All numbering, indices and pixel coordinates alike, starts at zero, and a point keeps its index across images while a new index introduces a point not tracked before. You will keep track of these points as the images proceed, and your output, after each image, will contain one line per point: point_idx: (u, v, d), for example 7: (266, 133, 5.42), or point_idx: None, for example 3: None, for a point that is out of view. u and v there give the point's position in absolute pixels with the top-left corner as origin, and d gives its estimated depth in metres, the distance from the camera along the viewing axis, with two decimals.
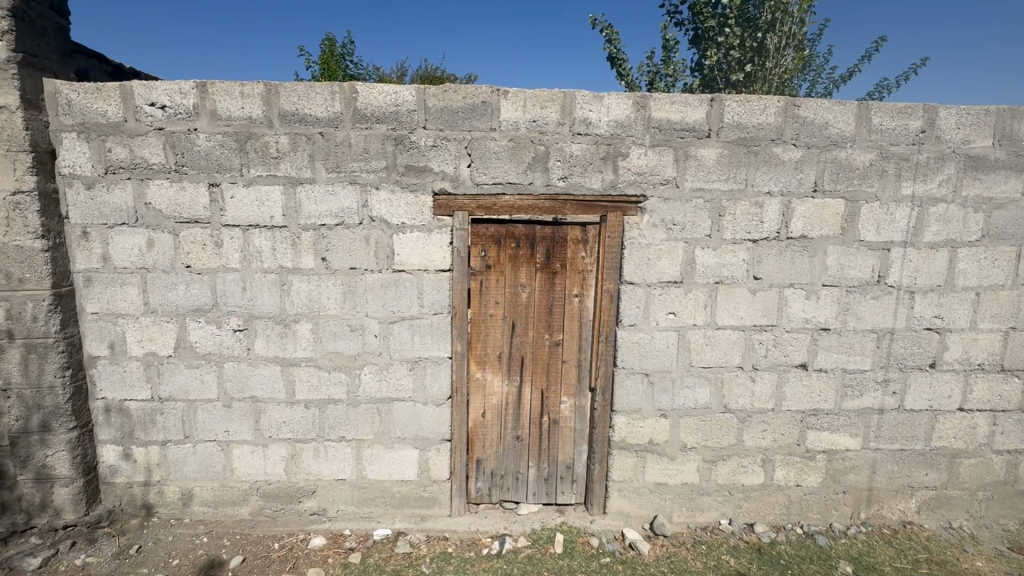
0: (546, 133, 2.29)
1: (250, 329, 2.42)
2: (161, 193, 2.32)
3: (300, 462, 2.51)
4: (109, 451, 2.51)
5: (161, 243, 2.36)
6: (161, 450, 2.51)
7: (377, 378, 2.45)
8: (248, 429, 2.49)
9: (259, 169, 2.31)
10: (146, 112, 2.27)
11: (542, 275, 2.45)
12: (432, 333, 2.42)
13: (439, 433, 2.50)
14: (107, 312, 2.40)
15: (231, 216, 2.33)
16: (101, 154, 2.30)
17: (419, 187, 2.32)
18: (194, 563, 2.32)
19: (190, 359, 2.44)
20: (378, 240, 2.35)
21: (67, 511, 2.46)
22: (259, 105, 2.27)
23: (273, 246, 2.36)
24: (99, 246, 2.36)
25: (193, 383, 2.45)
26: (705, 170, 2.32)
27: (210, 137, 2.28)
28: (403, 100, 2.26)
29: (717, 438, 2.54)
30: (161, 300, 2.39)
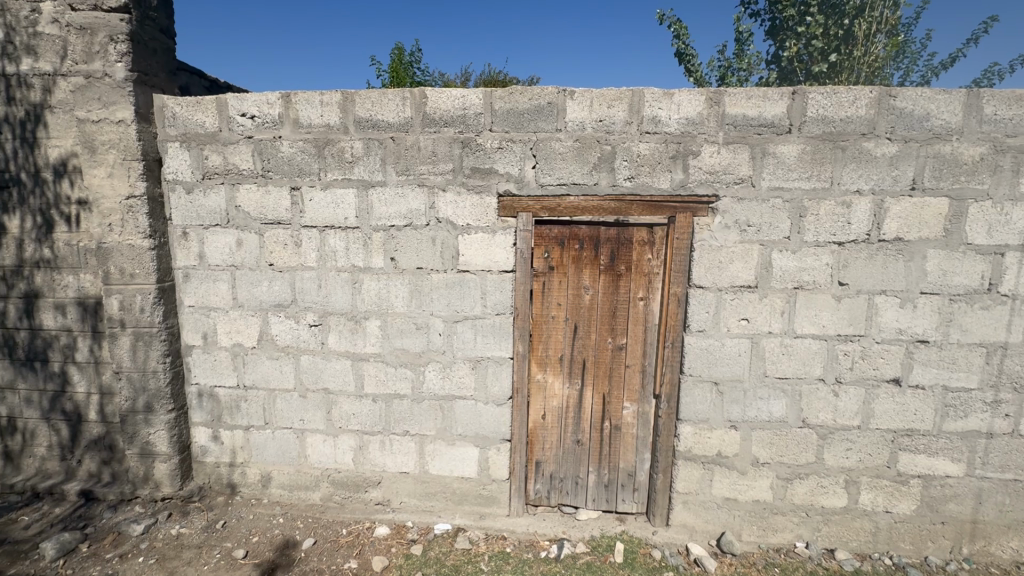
0: (612, 132, 2.24)
1: (324, 325, 2.55)
2: (249, 197, 2.51)
3: (367, 453, 2.62)
4: (200, 433, 2.75)
5: (249, 243, 2.55)
6: (244, 435, 2.71)
7: (441, 376, 2.51)
8: (321, 419, 2.63)
9: (336, 173, 2.44)
10: (238, 122, 2.47)
11: (606, 277, 2.41)
12: (494, 333, 2.45)
13: (499, 433, 2.52)
14: (202, 305, 2.63)
15: (310, 217, 2.48)
16: (199, 162, 2.53)
17: (484, 188, 2.36)
18: (272, 542, 2.48)
19: (271, 351, 2.62)
20: (444, 241, 2.41)
21: (165, 485, 2.72)
22: (336, 113, 2.39)
23: (347, 246, 2.48)
24: (196, 245, 2.59)
25: (273, 373, 2.63)
26: (785, 167, 2.18)
27: (293, 144, 2.45)
28: (470, 104, 2.30)
29: (793, 454, 2.37)
30: (247, 295, 2.59)
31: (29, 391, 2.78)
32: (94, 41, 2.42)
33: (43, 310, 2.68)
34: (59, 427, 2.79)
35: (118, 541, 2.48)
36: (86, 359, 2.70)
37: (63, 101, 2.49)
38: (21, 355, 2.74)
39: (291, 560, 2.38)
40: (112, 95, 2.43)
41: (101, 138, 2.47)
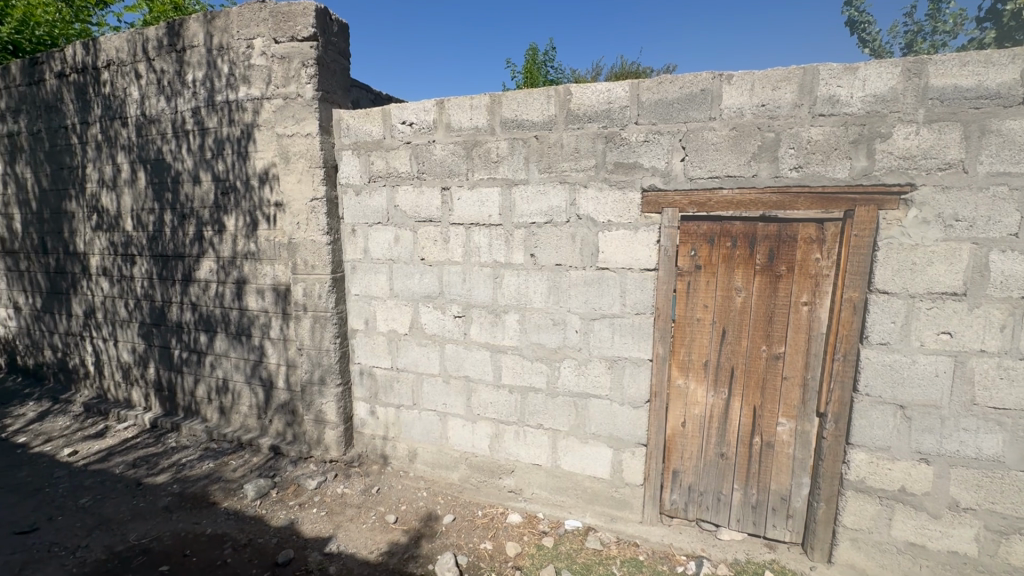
0: (777, 117, 2.02)
1: (467, 316, 2.71)
2: (406, 197, 2.76)
3: (502, 441, 2.73)
4: (361, 407, 3.11)
5: (405, 239, 2.81)
6: (396, 413, 3.00)
7: (576, 373, 2.51)
8: (461, 405, 2.80)
9: (482, 172, 2.56)
10: (399, 129, 2.73)
11: (762, 279, 2.18)
12: (633, 333, 2.37)
13: (635, 436, 2.45)
14: (365, 294, 2.97)
15: (458, 215, 2.65)
16: (367, 167, 2.85)
17: (628, 184, 2.29)
18: (417, 513, 2.72)
19: (421, 338, 2.85)
20: (583, 238, 2.40)
21: (333, 449, 3.13)
22: (484, 115, 2.51)
23: (490, 242, 2.60)
24: (362, 241, 2.93)
25: (422, 359, 2.87)
26: (1015, 148, 1.76)
27: (445, 147, 2.63)
28: (616, 97, 2.25)
29: (1010, 502, 1.92)
30: (402, 286, 2.86)
31: (238, 360, 3.40)
32: (290, 68, 2.86)
33: (248, 294, 3.26)
34: (257, 391, 3.37)
35: (298, 492, 2.92)
36: (277, 336, 3.22)
37: (268, 120, 2.99)
38: (233, 330, 3.37)
39: (434, 531, 2.58)
40: (302, 113, 2.85)
41: (294, 149, 2.91)
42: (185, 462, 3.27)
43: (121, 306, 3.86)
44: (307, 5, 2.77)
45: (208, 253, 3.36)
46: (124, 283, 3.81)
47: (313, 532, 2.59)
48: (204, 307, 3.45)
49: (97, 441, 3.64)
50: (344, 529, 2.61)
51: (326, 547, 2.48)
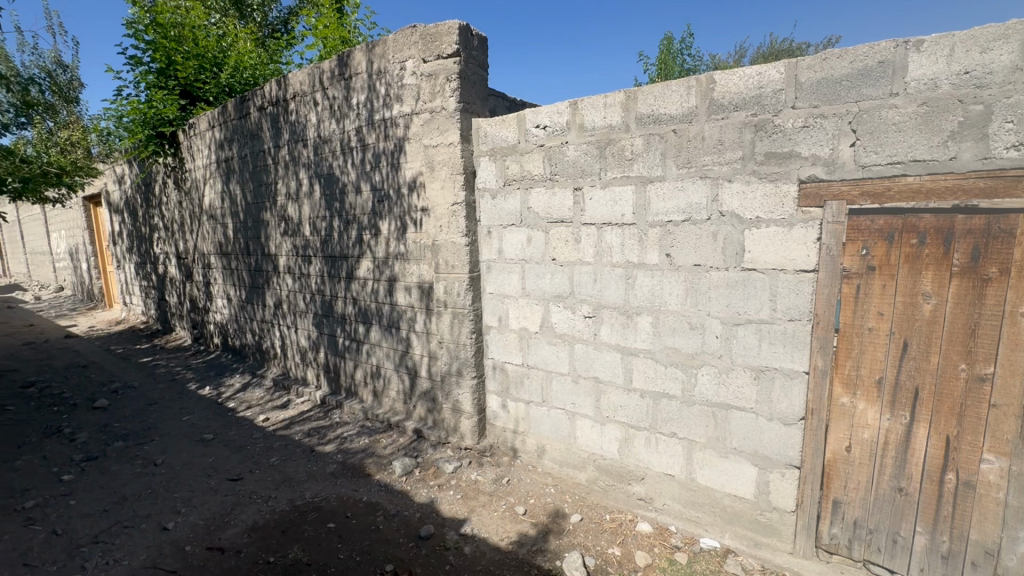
0: (987, 85, 1.66)
1: (598, 317, 2.69)
2: (539, 199, 2.83)
3: (632, 446, 2.65)
4: (493, 400, 3.27)
5: (537, 240, 2.88)
6: (526, 408, 3.10)
7: (715, 382, 2.34)
8: (590, 405, 2.79)
9: (615, 171, 2.52)
10: (533, 133, 2.81)
11: (961, 284, 1.80)
12: (785, 341, 2.14)
13: (785, 456, 2.21)
14: (498, 293, 3.12)
15: (590, 215, 2.64)
16: (503, 171, 2.98)
17: (781, 175, 2.07)
18: (545, 508, 2.77)
19: (551, 337, 2.91)
20: (727, 236, 2.22)
21: (468, 438, 3.34)
22: (619, 113, 2.47)
23: (623, 242, 2.54)
24: (497, 242, 3.08)
25: (552, 357, 2.92)
26: None
27: (578, 148, 2.64)
28: (768, 81, 2.04)
29: None
30: (534, 286, 2.94)
31: (388, 349, 3.81)
32: (436, 83, 3.12)
33: (398, 291, 3.63)
34: (403, 378, 3.74)
35: (437, 473, 3.18)
36: (421, 329, 3.53)
37: (416, 133, 3.30)
38: (385, 322, 3.78)
39: (562, 529, 2.61)
40: (446, 124, 3.09)
41: (438, 158, 3.17)
42: (346, 436, 3.77)
43: (300, 300, 4.58)
44: (451, 24, 3.00)
45: (366, 254, 3.82)
46: (302, 280, 4.51)
47: (450, 512, 2.80)
48: (362, 301, 3.93)
49: (282, 411, 4.36)
50: (478, 513, 2.77)
51: (462, 527, 2.66)
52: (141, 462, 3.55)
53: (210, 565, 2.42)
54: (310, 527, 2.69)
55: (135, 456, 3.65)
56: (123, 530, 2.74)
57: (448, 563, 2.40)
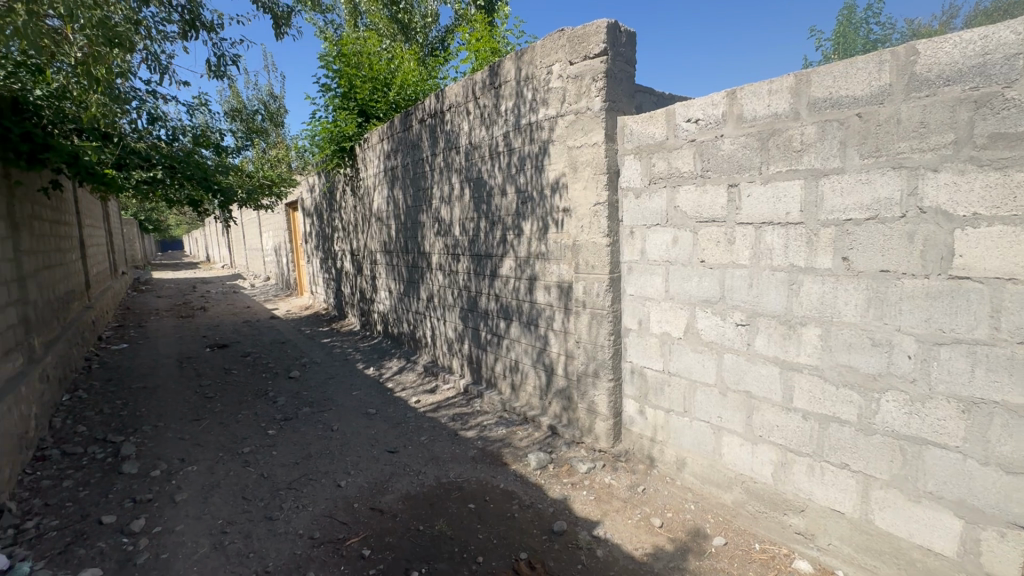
0: None
1: (752, 325, 2.46)
2: (688, 197, 2.68)
3: (790, 472, 2.36)
4: (630, 405, 3.18)
5: (684, 241, 2.73)
6: (665, 417, 2.96)
7: (904, 410, 1.97)
8: (740, 422, 2.56)
9: (779, 164, 2.27)
10: (683, 128, 2.67)
11: None
12: (1013, 370, 1.71)
13: (1006, 513, 1.77)
14: (639, 295, 3.03)
15: (746, 214, 2.42)
16: (648, 169, 2.88)
17: (1013, 161, 1.66)
18: (684, 525, 2.62)
19: (696, 344, 2.74)
20: (927, 238, 1.86)
21: (602, 440, 3.31)
22: (787, 99, 2.22)
23: (786, 243, 2.28)
24: (639, 243, 2.99)
25: (696, 365, 2.74)
26: None
27: (735, 141, 2.44)
28: (997, 45, 1.66)
29: None
30: (679, 289, 2.79)
31: (527, 345, 3.95)
32: (582, 84, 3.13)
33: (537, 289, 3.74)
34: (540, 374, 3.84)
35: (570, 471, 3.20)
36: (559, 328, 3.58)
37: (561, 135, 3.36)
38: (525, 319, 3.92)
39: (703, 549, 2.44)
40: (591, 124, 3.08)
41: (581, 159, 3.18)
42: (486, 424, 4.00)
43: (449, 294, 4.98)
44: (600, 24, 2.99)
45: (509, 253, 4.00)
46: (451, 277, 4.90)
47: (583, 512, 2.80)
48: (504, 297, 4.13)
49: (431, 395, 4.80)
50: (611, 518, 2.73)
51: (595, 529, 2.64)
52: (322, 427, 4.20)
53: (373, 524, 2.77)
54: (454, 504, 2.92)
55: (317, 421, 4.34)
56: (309, 482, 3.28)
57: (580, 562, 2.41)
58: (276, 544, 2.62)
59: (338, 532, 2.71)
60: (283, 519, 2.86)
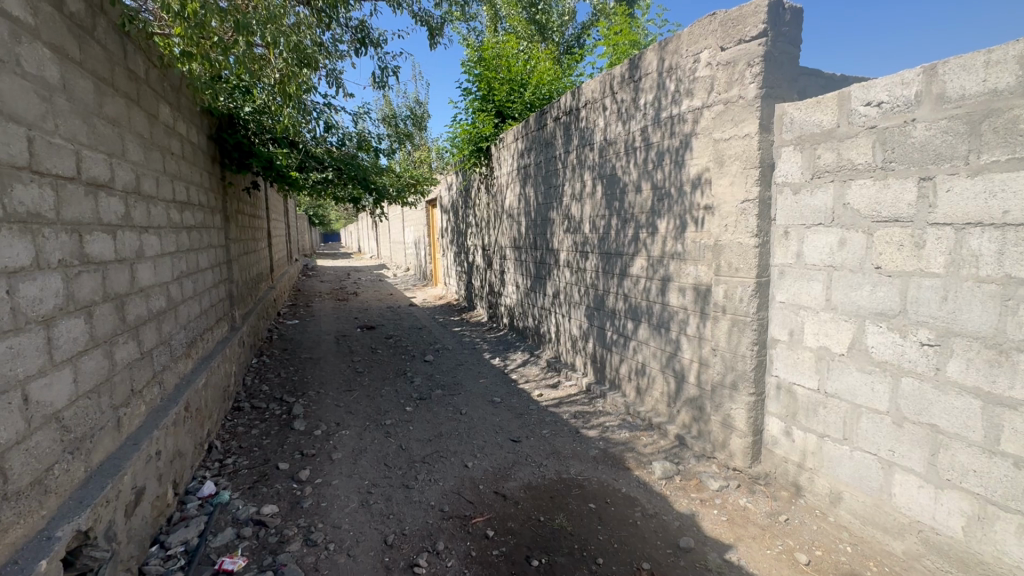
0: None
1: (944, 347, 2.06)
2: (862, 193, 2.34)
3: (990, 530, 1.94)
4: (774, 424, 2.88)
5: (854, 243, 2.39)
6: (817, 441, 2.62)
7: None
8: (919, 459, 2.17)
9: (996, 152, 1.86)
10: (860, 113, 2.33)
11: None
12: None
13: None
14: (793, 303, 2.72)
15: (942, 213, 2.03)
16: (811, 162, 2.57)
17: None
18: (837, 567, 2.29)
19: (863, 363, 2.38)
20: None
21: (738, 458, 3.04)
22: (1012, 73, 1.81)
23: (1001, 249, 1.86)
24: (795, 244, 2.68)
25: (862, 388, 2.39)
26: None
27: (931, 125, 2.06)
28: None
29: None
30: (844, 298, 2.45)
31: (656, 348, 3.78)
32: (735, 71, 2.89)
33: (671, 291, 3.56)
34: (669, 380, 3.66)
35: (700, 487, 2.99)
36: (693, 333, 3.37)
37: (706, 127, 3.14)
38: (655, 322, 3.76)
39: None
40: (742, 114, 2.83)
41: (729, 152, 2.93)
42: (608, 425, 3.93)
43: (575, 292, 4.98)
44: (760, 2, 2.73)
45: (641, 252, 3.86)
46: (579, 274, 4.89)
47: (713, 532, 2.60)
48: (634, 298, 4.01)
49: (553, 390, 4.86)
50: (746, 544, 2.50)
51: (726, 553, 2.44)
52: (452, 410, 4.50)
53: (496, 507, 2.90)
54: (574, 501, 2.93)
55: (448, 403, 4.66)
56: (440, 459, 3.55)
57: None
58: (411, 511, 2.88)
59: (465, 510, 2.88)
60: (418, 489, 3.13)
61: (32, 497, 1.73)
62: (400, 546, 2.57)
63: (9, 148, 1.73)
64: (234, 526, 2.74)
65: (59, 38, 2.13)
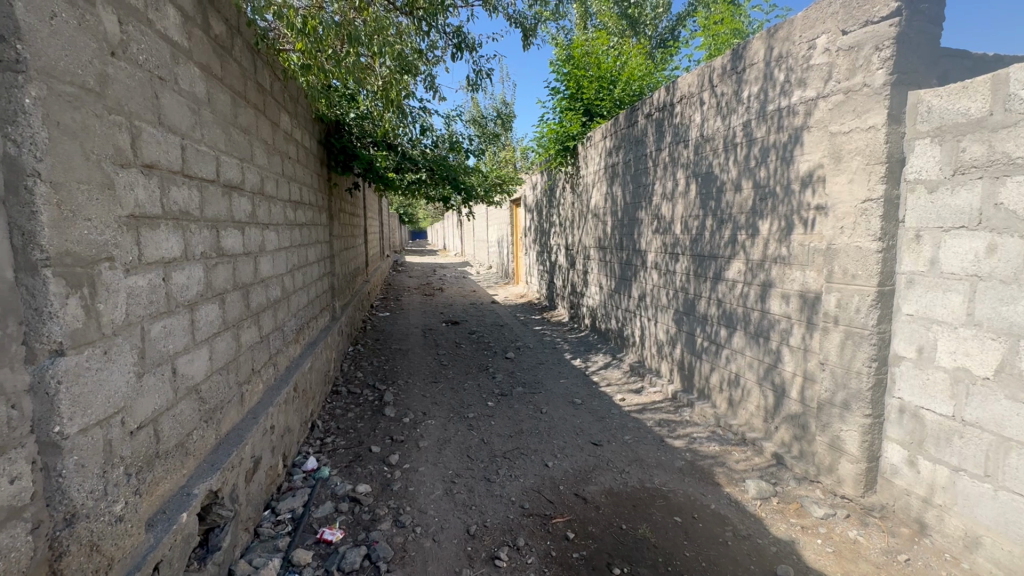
0: None
1: None
2: (1021, 192, 2.02)
3: None
4: (894, 451, 2.57)
5: (1007, 249, 2.07)
6: (950, 475, 2.31)
7: None
8: None
9: None
10: (1021, 98, 2.01)
11: None
12: None
13: None
14: (923, 316, 2.41)
15: None
16: (953, 156, 2.27)
17: None
18: None
19: (1015, 390, 2.06)
20: None
21: (847, 485, 2.76)
22: None
23: None
24: (929, 250, 2.38)
25: (1013, 418, 2.07)
26: None
27: None
28: None
29: None
30: (991, 314, 2.14)
31: (752, 358, 3.53)
32: (858, 56, 2.61)
33: (772, 297, 3.30)
34: (767, 394, 3.40)
35: (800, 512, 2.75)
36: (798, 344, 3.10)
37: (821, 119, 2.87)
38: (753, 330, 3.51)
39: None
40: (867, 104, 2.55)
41: (849, 146, 2.66)
42: (696, 437, 3.73)
43: (663, 295, 4.79)
44: None
45: (739, 255, 3.62)
46: (667, 277, 4.70)
47: (816, 563, 2.37)
48: (728, 303, 3.77)
49: (636, 395, 4.72)
50: None
51: None
52: (533, 408, 4.53)
53: (577, 509, 2.87)
54: (658, 512, 2.82)
55: (528, 401, 4.70)
56: (520, 455, 3.59)
57: None
58: (493, 504, 2.94)
59: (545, 509, 2.89)
60: (499, 483, 3.19)
61: (178, 457, 2.00)
62: (482, 537, 2.64)
63: (168, 155, 2.00)
64: (333, 500, 2.98)
65: (206, 58, 2.44)
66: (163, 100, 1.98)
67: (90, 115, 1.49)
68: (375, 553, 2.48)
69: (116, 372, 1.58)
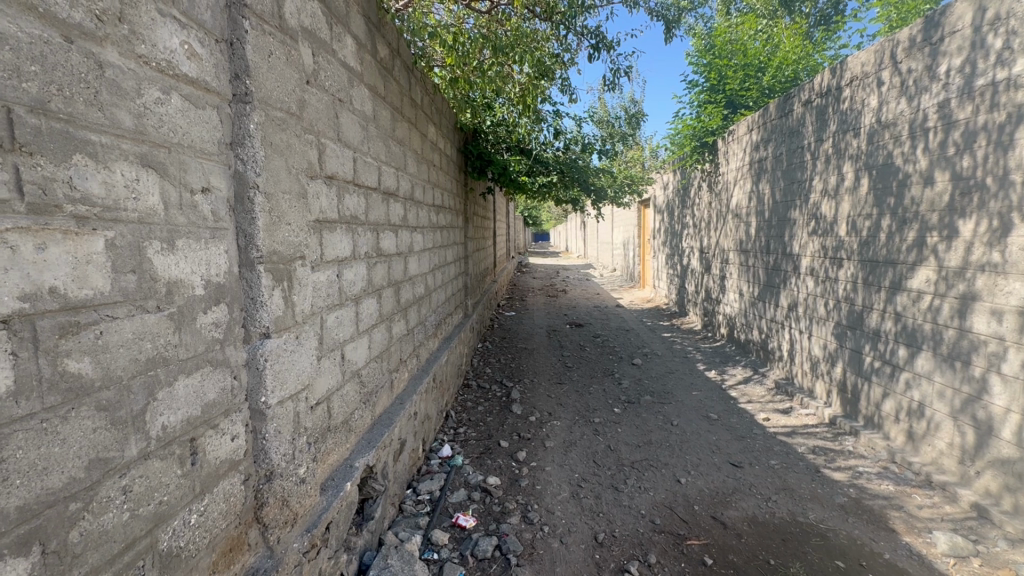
0: None
1: None
2: None
3: None
4: None
5: None
6: None
7: None
8: None
9: None
10: None
11: None
12: None
13: None
14: None
15: None
16: None
17: None
18: None
19: None
20: None
21: None
22: None
23: None
24: None
25: None
26: None
27: None
28: None
29: None
30: None
31: (942, 386, 2.95)
32: None
33: (976, 314, 2.72)
34: (964, 430, 2.81)
35: None
36: (1014, 373, 2.51)
37: None
38: (945, 351, 2.93)
39: None
40: None
41: None
42: (863, 471, 3.21)
43: (820, 305, 4.23)
44: None
45: (928, 261, 3.05)
46: (827, 284, 4.13)
47: None
48: (910, 318, 3.19)
49: (783, 416, 4.22)
50: None
51: None
52: (662, 418, 4.31)
53: (715, 534, 2.65)
54: (814, 552, 2.49)
55: (658, 411, 4.48)
56: (650, 467, 3.43)
57: None
58: (621, 514, 2.85)
59: (679, 528, 2.72)
60: (628, 494, 3.08)
61: (343, 433, 2.28)
62: (611, 547, 2.57)
63: (344, 166, 2.29)
64: (466, 488, 3.14)
65: (374, 80, 2.75)
66: (342, 119, 2.27)
67: (292, 135, 1.76)
68: (506, 545, 2.56)
69: (303, 354, 1.85)
